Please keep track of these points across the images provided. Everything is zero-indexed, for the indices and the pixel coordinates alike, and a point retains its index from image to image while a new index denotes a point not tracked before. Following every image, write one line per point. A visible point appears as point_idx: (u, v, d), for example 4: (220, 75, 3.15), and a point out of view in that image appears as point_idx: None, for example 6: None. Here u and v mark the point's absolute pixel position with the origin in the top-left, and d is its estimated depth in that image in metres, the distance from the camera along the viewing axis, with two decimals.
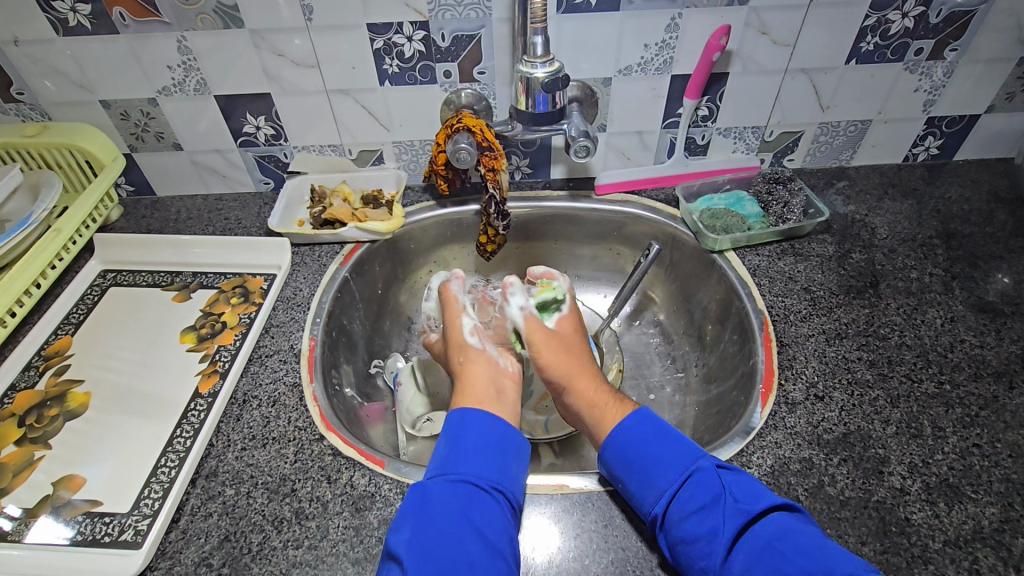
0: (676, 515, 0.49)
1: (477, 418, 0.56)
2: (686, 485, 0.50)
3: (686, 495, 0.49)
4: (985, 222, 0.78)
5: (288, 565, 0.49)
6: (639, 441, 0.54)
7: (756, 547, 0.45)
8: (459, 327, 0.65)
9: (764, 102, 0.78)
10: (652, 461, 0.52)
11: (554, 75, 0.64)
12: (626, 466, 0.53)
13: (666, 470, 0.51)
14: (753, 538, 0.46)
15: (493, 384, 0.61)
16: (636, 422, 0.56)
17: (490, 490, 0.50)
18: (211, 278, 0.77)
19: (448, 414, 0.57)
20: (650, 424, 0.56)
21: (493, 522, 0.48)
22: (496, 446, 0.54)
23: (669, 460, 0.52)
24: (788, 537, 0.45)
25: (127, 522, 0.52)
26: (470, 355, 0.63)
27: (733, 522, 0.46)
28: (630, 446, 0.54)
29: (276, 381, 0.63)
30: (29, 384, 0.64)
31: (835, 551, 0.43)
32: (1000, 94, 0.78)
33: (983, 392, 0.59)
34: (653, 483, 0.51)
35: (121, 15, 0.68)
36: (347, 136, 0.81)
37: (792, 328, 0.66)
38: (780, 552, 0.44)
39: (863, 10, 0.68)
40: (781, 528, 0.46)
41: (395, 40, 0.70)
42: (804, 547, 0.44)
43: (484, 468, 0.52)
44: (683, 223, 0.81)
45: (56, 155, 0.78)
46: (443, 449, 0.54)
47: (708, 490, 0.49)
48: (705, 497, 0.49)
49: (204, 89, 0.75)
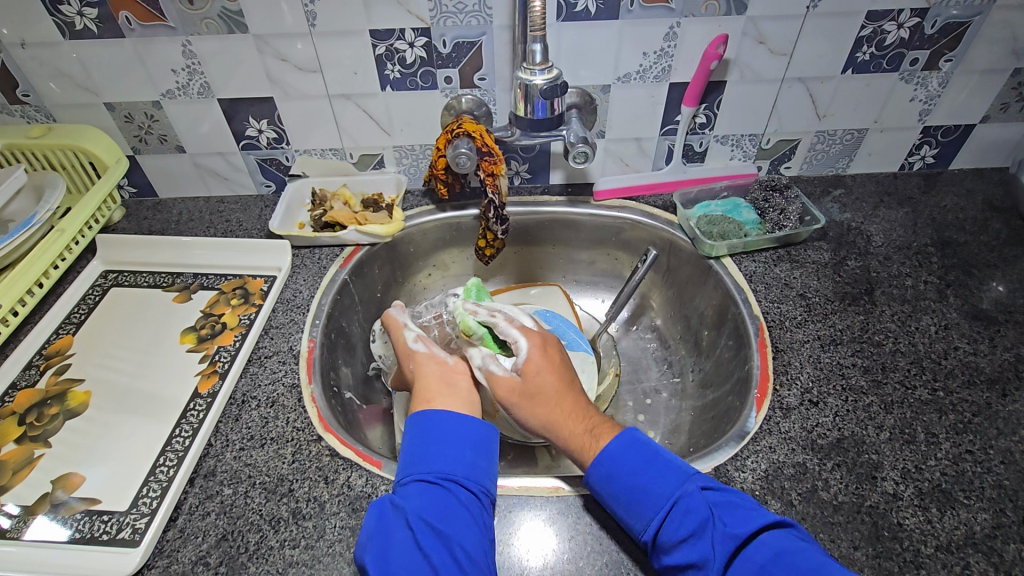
0: (666, 543, 0.47)
1: (437, 412, 0.54)
2: (674, 512, 0.48)
3: (673, 523, 0.47)
4: (980, 230, 0.79)
5: (285, 565, 0.50)
6: (625, 466, 0.51)
7: (748, 571, 0.44)
8: (402, 342, 0.64)
9: (761, 110, 0.79)
10: (638, 488, 0.50)
11: (552, 82, 0.65)
12: (614, 496, 0.51)
13: (651, 496, 0.49)
14: (744, 565, 0.44)
15: (444, 381, 0.59)
16: (622, 446, 0.53)
17: (442, 483, 0.50)
18: (212, 279, 0.77)
19: (406, 420, 0.55)
20: (636, 449, 0.52)
21: (451, 518, 0.47)
22: (454, 440, 0.52)
23: (653, 484, 0.50)
24: (780, 564, 0.43)
25: (126, 520, 0.52)
26: (418, 360, 0.62)
27: (723, 550, 0.45)
28: (615, 475, 0.51)
29: (275, 382, 0.64)
30: (30, 382, 0.65)
31: (829, 565, 0.42)
32: (994, 104, 0.79)
33: (976, 399, 0.60)
34: (641, 511, 0.49)
35: (127, 19, 0.69)
36: (349, 140, 0.82)
37: (787, 334, 0.67)
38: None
39: (858, 20, 0.69)
40: (773, 549, 0.44)
41: (397, 46, 0.71)
42: (796, 574, 0.42)
43: (438, 463, 0.51)
44: (681, 229, 0.82)
45: (61, 156, 0.78)
46: (406, 452, 0.53)
47: (693, 516, 0.47)
48: (694, 524, 0.46)
49: (208, 93, 0.76)
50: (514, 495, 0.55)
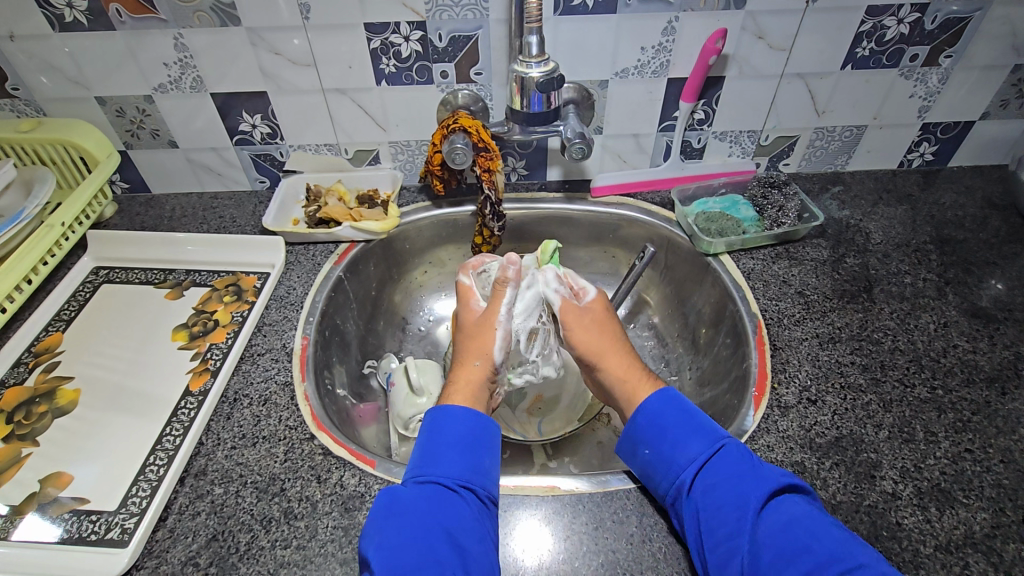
0: (704, 483, 0.49)
1: (463, 413, 0.55)
2: (717, 456, 0.50)
3: (717, 464, 0.49)
4: (980, 228, 0.79)
5: (276, 565, 0.49)
6: (671, 414, 0.54)
7: (781, 519, 0.45)
8: (496, 315, 0.63)
9: (760, 106, 0.78)
10: (681, 433, 0.52)
11: (548, 75, 0.64)
12: (655, 433, 0.53)
13: (695, 437, 0.52)
14: (778, 513, 0.45)
15: (487, 395, 0.60)
16: (663, 400, 0.55)
17: (457, 490, 0.49)
18: (204, 276, 0.77)
19: (426, 412, 0.56)
20: (676, 403, 0.55)
21: (465, 524, 0.47)
22: (472, 447, 0.53)
23: (698, 430, 0.52)
24: (812, 518, 0.45)
25: (115, 520, 0.51)
26: (486, 360, 0.61)
27: (761, 490, 0.46)
28: (661, 415, 0.54)
29: (267, 379, 0.63)
30: (18, 380, 0.64)
31: (852, 542, 0.43)
32: (994, 101, 0.78)
33: (976, 397, 0.59)
34: (683, 450, 0.51)
35: (118, 12, 0.68)
36: (344, 136, 0.81)
37: (786, 332, 0.66)
38: (805, 528, 0.44)
39: (858, 16, 0.69)
40: (800, 512, 0.45)
41: (392, 40, 0.70)
42: (827, 532, 0.43)
43: (456, 469, 0.50)
44: (678, 225, 0.81)
45: (50, 150, 0.77)
46: (422, 452, 0.52)
47: (737, 463, 0.49)
48: (734, 470, 0.48)
49: (200, 87, 0.75)
50: (510, 494, 0.54)
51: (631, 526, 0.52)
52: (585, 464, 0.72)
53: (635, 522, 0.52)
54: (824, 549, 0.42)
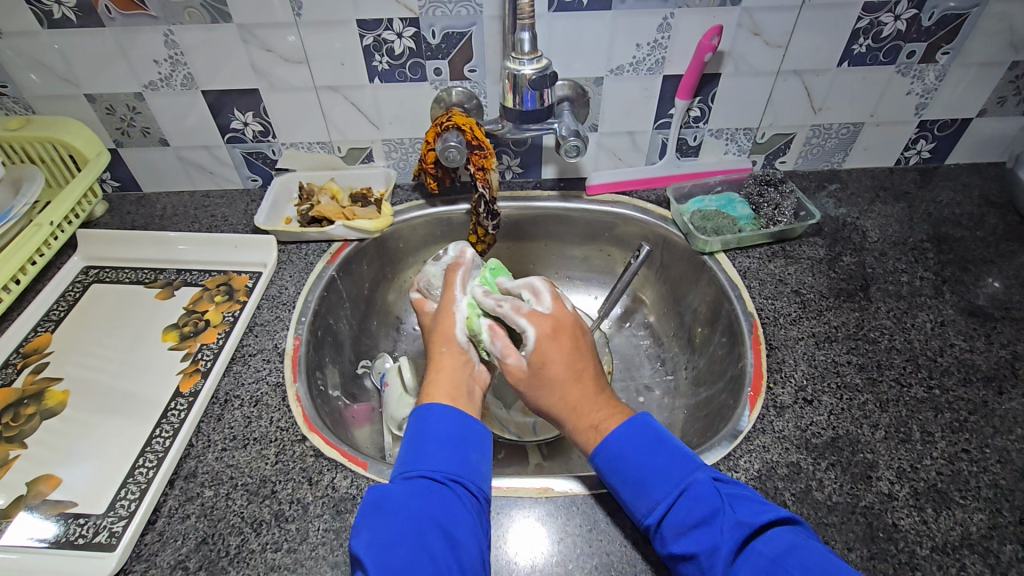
0: (672, 528, 0.46)
1: (450, 407, 0.54)
2: (683, 498, 0.47)
3: (682, 507, 0.47)
4: (977, 226, 0.78)
5: (266, 568, 0.48)
6: (636, 447, 0.51)
7: (758, 564, 0.42)
8: (453, 306, 0.64)
9: (757, 103, 0.78)
10: (645, 472, 0.49)
11: (542, 72, 0.63)
12: (620, 474, 0.51)
13: (657, 481, 0.49)
14: (755, 555, 0.43)
15: (468, 379, 0.59)
16: (629, 429, 0.52)
17: (449, 485, 0.49)
18: (196, 276, 0.76)
19: (414, 408, 0.55)
20: (648, 431, 0.52)
21: (457, 519, 0.46)
22: (461, 441, 0.52)
23: (663, 468, 0.49)
24: (793, 557, 0.42)
25: (102, 523, 0.51)
26: (452, 347, 0.61)
27: (732, 536, 0.44)
28: (624, 454, 0.51)
29: (259, 380, 0.62)
30: (6, 381, 0.63)
31: (842, 570, 0.41)
32: (992, 98, 0.78)
33: (972, 397, 0.59)
34: (648, 493, 0.49)
35: (106, 8, 0.67)
36: (337, 133, 0.81)
37: (781, 331, 0.66)
38: (784, 572, 0.41)
39: (855, 12, 0.68)
40: (783, 543, 0.43)
41: (385, 37, 0.69)
42: (807, 566, 0.41)
43: (446, 463, 0.50)
44: (674, 224, 0.80)
45: (39, 148, 0.77)
46: (410, 448, 0.52)
47: (704, 501, 0.46)
48: (705, 511, 0.46)
49: (191, 84, 0.74)
50: (503, 496, 0.54)
51: (626, 527, 0.51)
52: (580, 463, 0.71)
53: (630, 524, 0.52)
54: None
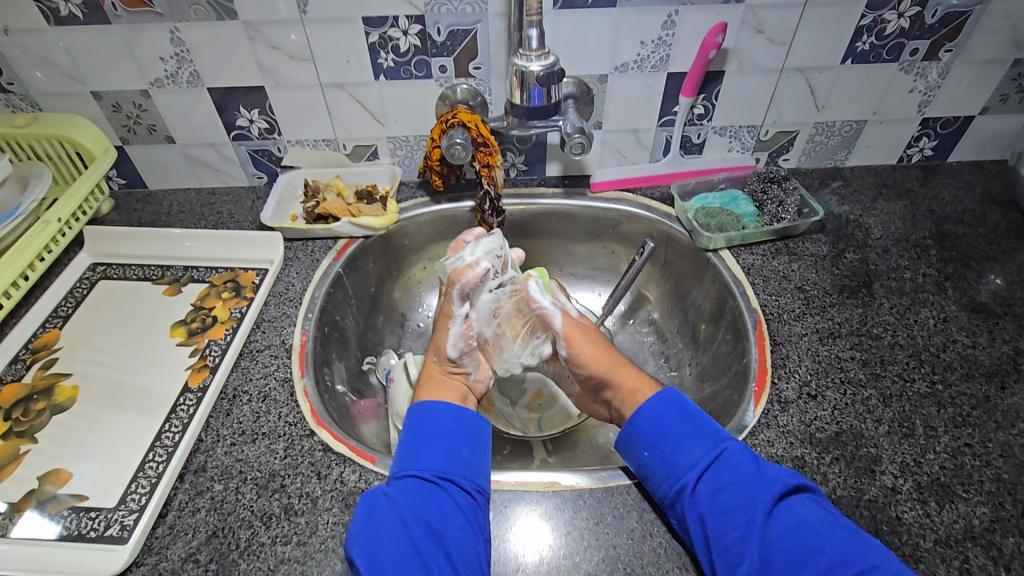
0: (707, 486, 0.48)
1: (436, 408, 0.54)
2: (720, 459, 0.50)
3: (721, 468, 0.49)
4: (979, 223, 0.79)
5: (277, 561, 0.49)
6: (673, 415, 0.53)
7: (791, 521, 0.45)
8: (449, 317, 0.59)
9: (760, 101, 0.78)
10: (684, 435, 0.52)
11: (548, 69, 0.64)
12: (656, 438, 0.52)
13: (698, 441, 0.51)
14: (789, 513, 0.46)
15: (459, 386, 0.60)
16: (664, 403, 0.54)
17: (437, 482, 0.49)
18: (202, 272, 0.76)
19: (406, 413, 0.56)
20: (679, 404, 0.54)
21: (446, 515, 0.47)
22: (450, 437, 0.52)
23: (701, 432, 0.52)
24: (824, 520, 0.45)
25: (114, 517, 0.51)
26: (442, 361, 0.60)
27: (769, 493, 0.47)
28: (662, 419, 0.53)
29: (267, 376, 0.63)
30: (15, 377, 0.64)
31: (865, 539, 0.44)
32: (994, 96, 0.78)
33: (975, 392, 0.59)
34: (687, 452, 0.51)
35: (113, 5, 0.67)
36: (342, 131, 0.81)
37: (785, 327, 0.66)
38: (816, 530, 0.44)
39: (858, 10, 0.68)
40: (812, 509, 0.46)
41: (390, 34, 0.70)
42: (840, 530, 0.44)
43: (434, 461, 0.50)
44: (678, 221, 0.81)
45: (46, 146, 0.77)
46: (399, 449, 0.53)
47: (743, 465, 0.49)
48: (740, 474, 0.48)
49: (198, 81, 0.75)
50: (511, 490, 0.54)
51: (632, 521, 0.52)
52: (584, 458, 0.72)
53: (636, 517, 0.52)
54: (836, 548, 0.43)
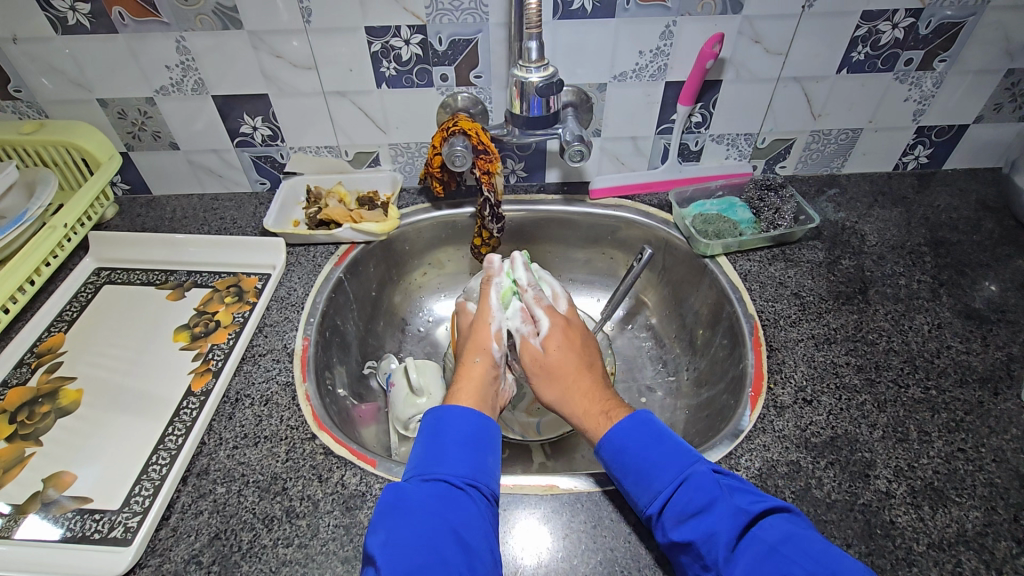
0: (672, 516, 0.48)
1: (463, 412, 0.56)
2: (684, 487, 0.49)
3: (682, 498, 0.48)
4: (973, 230, 0.80)
5: (278, 563, 0.49)
6: (636, 441, 0.53)
7: (757, 551, 0.44)
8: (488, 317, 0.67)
9: (757, 109, 0.79)
10: (649, 463, 0.52)
11: (548, 80, 0.65)
12: (621, 467, 0.53)
13: (662, 468, 0.51)
14: (755, 541, 0.45)
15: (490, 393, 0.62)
16: (633, 424, 0.55)
17: (465, 488, 0.50)
18: (206, 277, 0.77)
19: (426, 412, 0.57)
20: (647, 427, 0.54)
21: (471, 522, 0.48)
22: (475, 445, 0.54)
23: (666, 458, 0.51)
24: (792, 544, 0.44)
25: (117, 519, 0.52)
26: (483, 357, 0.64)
27: (732, 522, 0.46)
28: (626, 448, 0.53)
29: (269, 380, 0.64)
30: (21, 380, 0.64)
31: (838, 555, 0.43)
32: (988, 105, 0.79)
33: (968, 397, 0.60)
34: (650, 484, 0.50)
35: (120, 15, 0.68)
36: (344, 137, 0.82)
37: (781, 333, 0.67)
38: (783, 557, 0.43)
39: (854, 20, 0.69)
40: (782, 532, 0.45)
41: (393, 44, 0.71)
42: (809, 554, 0.43)
43: (462, 467, 0.51)
44: (676, 227, 0.82)
45: (53, 152, 0.78)
46: (424, 451, 0.53)
47: (704, 491, 0.48)
48: (704, 499, 0.48)
49: (202, 89, 0.76)
50: (509, 493, 0.55)
51: (628, 524, 0.52)
52: (583, 462, 0.73)
53: (633, 521, 0.53)
54: (806, 573, 0.41)
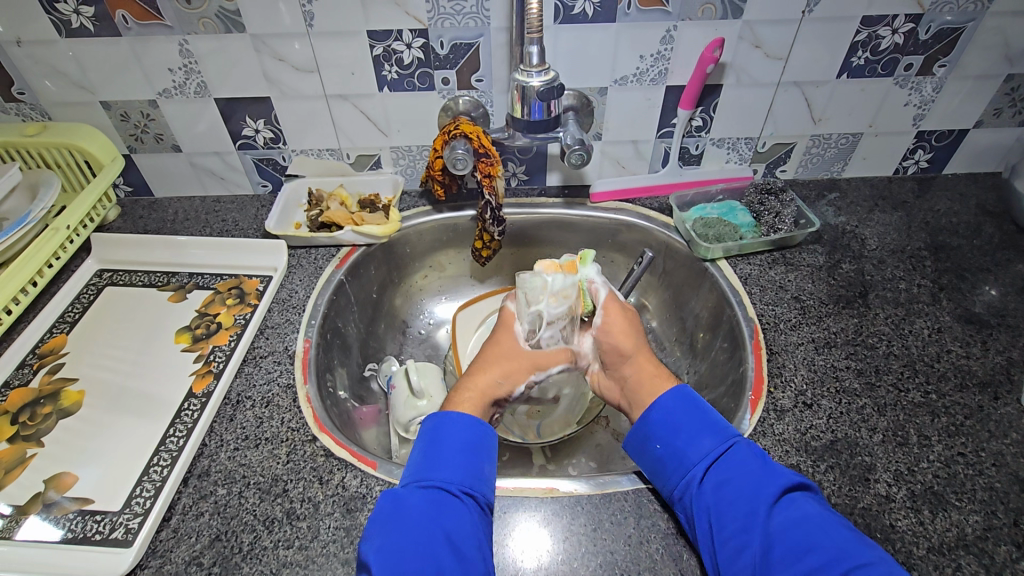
0: (716, 476, 0.50)
1: (461, 418, 0.56)
2: (728, 452, 0.51)
3: (729, 459, 0.51)
4: (973, 234, 0.80)
5: (278, 565, 0.50)
6: (684, 409, 0.56)
7: (793, 514, 0.46)
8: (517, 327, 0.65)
9: (757, 113, 0.80)
10: (696, 429, 0.54)
11: (549, 84, 0.65)
12: (670, 430, 0.54)
13: (707, 435, 0.53)
14: (794, 506, 0.47)
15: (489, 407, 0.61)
16: (683, 394, 0.57)
17: (460, 496, 0.50)
18: (207, 279, 0.77)
19: (427, 416, 0.57)
20: (695, 398, 0.57)
21: (464, 530, 0.48)
22: (472, 452, 0.54)
23: (711, 427, 0.54)
24: (824, 518, 0.45)
25: (119, 520, 0.52)
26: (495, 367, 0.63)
27: (773, 486, 0.48)
28: (675, 412, 0.55)
29: (270, 381, 0.64)
30: (23, 381, 0.65)
31: (855, 540, 0.44)
32: (988, 110, 0.79)
33: (969, 402, 0.60)
34: (697, 446, 0.52)
35: (124, 18, 0.69)
36: (346, 140, 0.82)
37: (781, 337, 0.67)
38: (814, 526, 0.45)
39: (854, 25, 0.70)
40: (816, 507, 0.47)
41: (395, 47, 0.71)
42: (838, 528, 0.44)
43: (458, 474, 0.51)
44: (676, 231, 0.82)
45: (56, 154, 0.78)
46: (421, 457, 0.53)
47: (746, 459, 0.50)
48: (746, 467, 0.50)
49: (205, 92, 0.76)
50: (509, 495, 0.55)
51: (629, 527, 0.53)
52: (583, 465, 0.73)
53: (633, 523, 0.53)
54: (835, 543, 0.43)
